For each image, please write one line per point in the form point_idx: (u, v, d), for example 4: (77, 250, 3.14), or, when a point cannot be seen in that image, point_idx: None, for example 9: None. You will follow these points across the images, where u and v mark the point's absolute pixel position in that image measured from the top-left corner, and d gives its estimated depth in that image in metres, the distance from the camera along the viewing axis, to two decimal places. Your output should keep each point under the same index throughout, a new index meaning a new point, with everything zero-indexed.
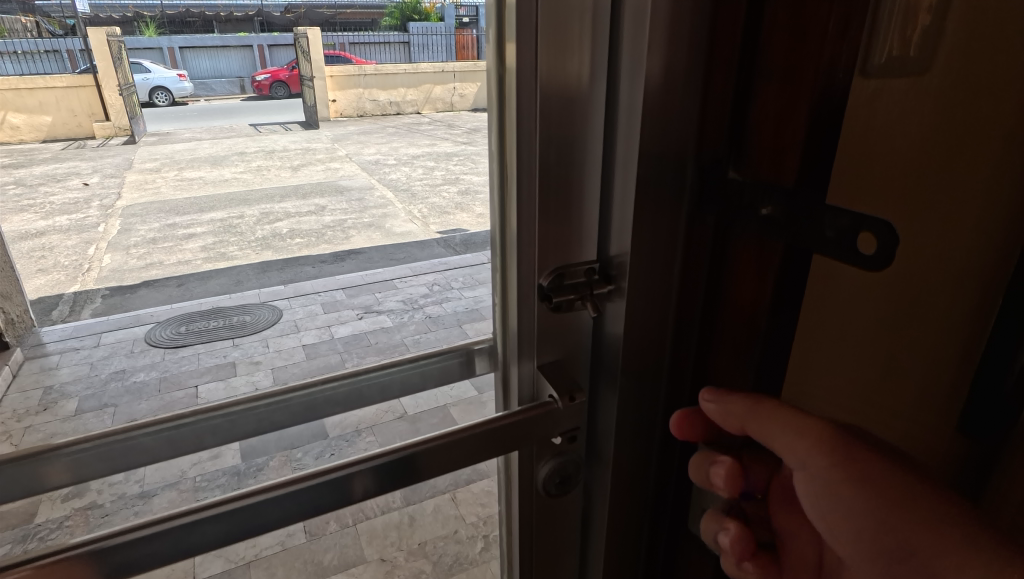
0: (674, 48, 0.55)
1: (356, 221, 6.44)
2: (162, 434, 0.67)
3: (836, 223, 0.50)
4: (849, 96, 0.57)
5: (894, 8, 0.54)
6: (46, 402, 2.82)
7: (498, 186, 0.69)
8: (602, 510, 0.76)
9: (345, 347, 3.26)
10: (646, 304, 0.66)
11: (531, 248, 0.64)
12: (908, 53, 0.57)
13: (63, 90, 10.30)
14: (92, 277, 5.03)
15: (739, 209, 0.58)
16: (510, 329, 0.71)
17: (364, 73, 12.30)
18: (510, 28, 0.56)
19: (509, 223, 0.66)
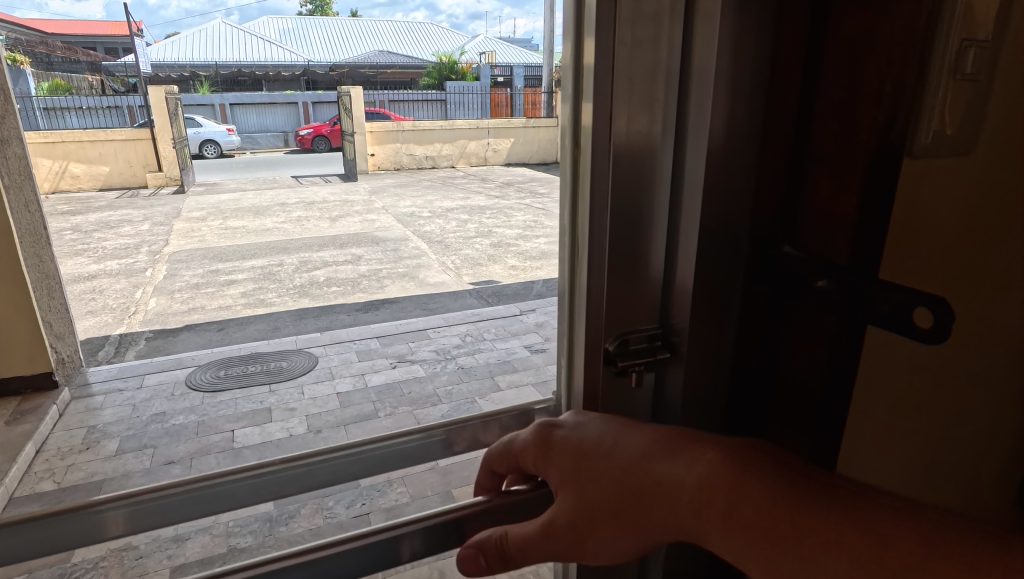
0: (736, 111, 0.60)
1: (391, 271, 6.60)
2: (245, 481, 0.71)
3: (889, 300, 0.54)
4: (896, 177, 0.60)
5: (941, 88, 0.57)
6: (89, 442, 2.90)
7: (565, 254, 0.72)
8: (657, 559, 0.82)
9: (379, 395, 3.29)
10: (700, 367, 0.70)
11: (597, 312, 0.67)
12: (947, 131, 0.59)
13: (122, 143, 10.97)
14: (137, 320, 5.22)
15: (796, 284, 0.62)
16: (573, 391, 0.74)
17: (403, 129, 12.83)
18: (587, 89, 0.60)
19: (577, 281, 0.69)
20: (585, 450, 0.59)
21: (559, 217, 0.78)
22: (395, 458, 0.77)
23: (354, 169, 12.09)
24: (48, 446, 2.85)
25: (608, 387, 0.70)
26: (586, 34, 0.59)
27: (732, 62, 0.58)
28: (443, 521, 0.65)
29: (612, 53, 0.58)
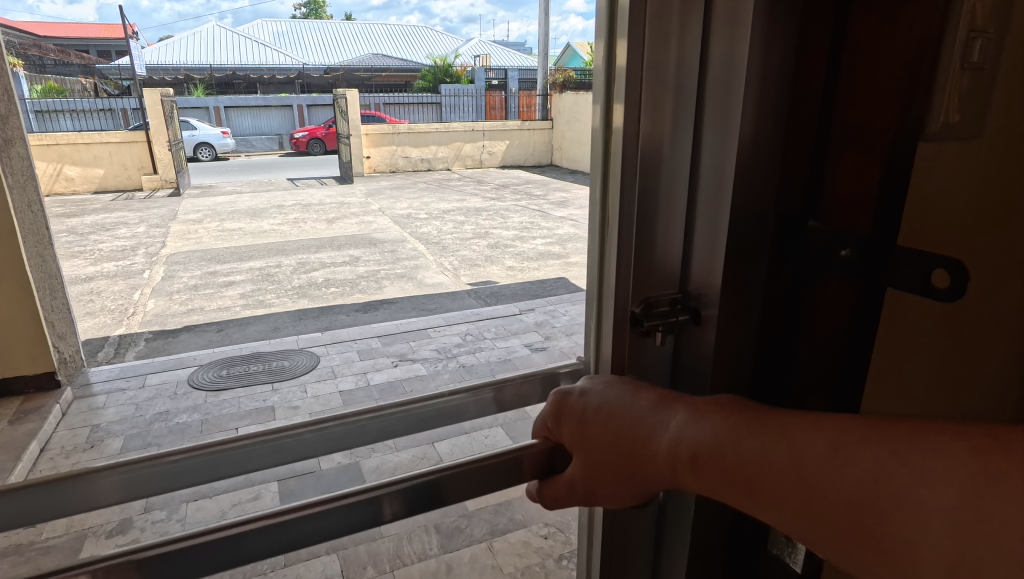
0: (763, 104, 0.67)
1: (389, 272, 6.61)
2: (308, 435, 0.77)
3: (912, 266, 0.63)
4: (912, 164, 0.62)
5: (948, 80, 0.59)
6: (92, 441, 2.90)
7: (597, 235, 0.81)
8: (678, 515, 0.84)
9: (382, 393, 3.31)
10: (729, 336, 0.75)
11: (627, 283, 0.75)
12: (957, 120, 0.58)
13: (116, 145, 10.94)
14: (136, 321, 5.22)
15: (821, 252, 0.70)
16: (602, 356, 0.81)
17: (399, 131, 12.85)
18: (619, 88, 0.71)
19: (608, 257, 0.77)
20: (588, 420, 0.61)
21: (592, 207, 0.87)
22: (441, 416, 0.83)
23: (350, 171, 12.10)
24: (51, 445, 2.85)
25: (633, 346, 0.77)
26: (618, 36, 0.69)
27: (762, 57, 0.65)
28: (422, 482, 0.62)
29: (642, 51, 0.68)
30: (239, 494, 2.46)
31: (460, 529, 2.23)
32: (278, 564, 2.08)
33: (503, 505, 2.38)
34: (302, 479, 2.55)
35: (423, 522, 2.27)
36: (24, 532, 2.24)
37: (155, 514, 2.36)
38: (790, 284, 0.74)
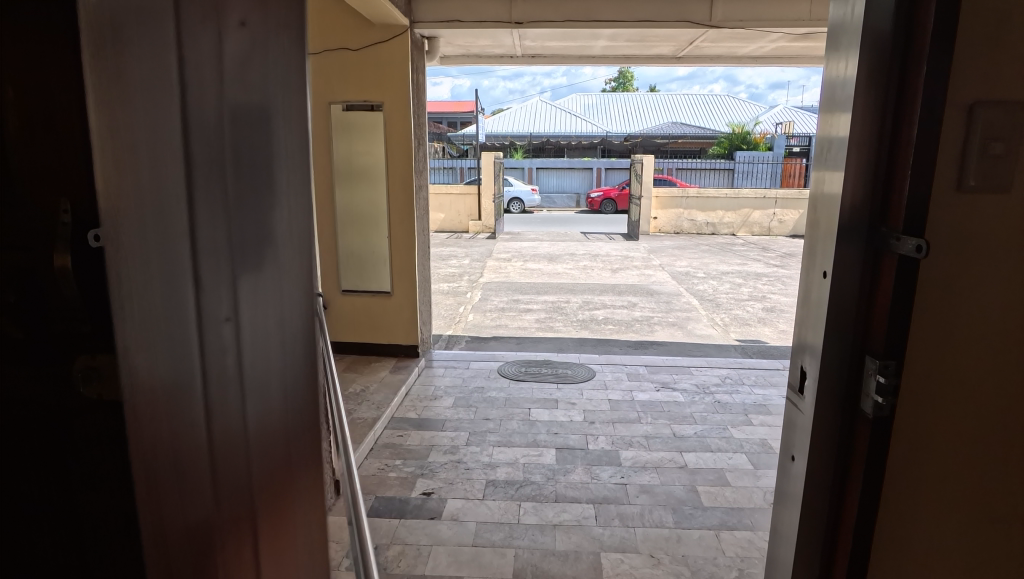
0: (865, 169, 0.96)
1: (661, 319, 7.22)
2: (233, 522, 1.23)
3: (907, 243, 0.90)
4: (948, 200, 0.91)
5: (971, 152, 0.90)
6: (434, 394, 4.10)
7: (808, 263, 1.15)
8: (841, 519, 1.07)
9: (643, 408, 3.87)
10: (837, 313, 1.03)
11: (817, 297, 1.09)
12: (989, 180, 0.91)
13: (457, 196, 13.95)
14: (461, 327, 6.80)
15: (883, 245, 0.95)
16: (803, 337, 1.14)
17: (688, 195, 13.63)
18: (827, 157, 1.06)
19: (813, 280, 1.11)
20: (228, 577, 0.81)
21: (807, 255, 1.15)
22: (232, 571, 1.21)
23: (637, 229, 13.16)
24: (412, 392, 4.13)
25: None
26: (834, 113, 1.04)
27: (862, 121, 0.96)
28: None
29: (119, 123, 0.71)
30: (530, 449, 3.27)
31: (694, 515, 2.68)
32: (550, 498, 2.82)
33: (735, 509, 2.73)
34: (573, 451, 3.27)
35: (662, 502, 2.78)
36: (396, 437, 3.46)
37: (473, 448, 3.31)
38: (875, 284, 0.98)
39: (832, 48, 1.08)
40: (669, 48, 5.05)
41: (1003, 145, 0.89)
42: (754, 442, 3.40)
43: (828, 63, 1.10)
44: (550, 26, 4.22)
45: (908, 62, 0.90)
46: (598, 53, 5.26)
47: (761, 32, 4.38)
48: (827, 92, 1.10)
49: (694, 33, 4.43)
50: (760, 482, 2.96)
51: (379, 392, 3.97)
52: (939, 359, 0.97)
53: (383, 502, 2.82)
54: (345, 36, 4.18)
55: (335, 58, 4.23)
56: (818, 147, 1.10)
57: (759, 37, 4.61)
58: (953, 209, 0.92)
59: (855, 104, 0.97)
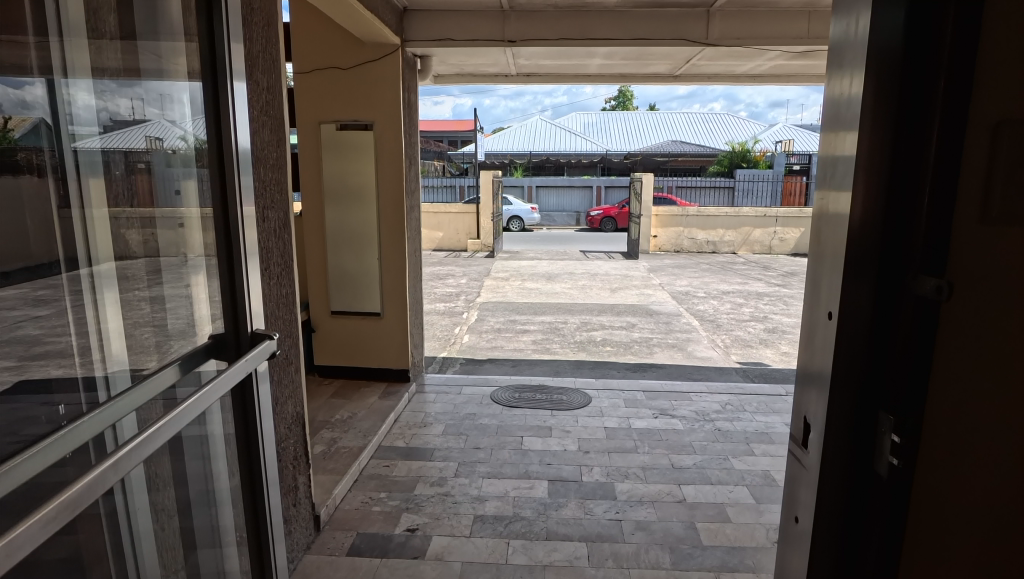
0: (872, 196, 0.87)
1: (661, 340, 7.10)
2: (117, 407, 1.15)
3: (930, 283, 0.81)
4: (971, 236, 0.79)
5: (1001, 180, 0.76)
6: (424, 421, 3.95)
7: (807, 303, 1.03)
8: None
9: (640, 436, 3.72)
10: (845, 359, 0.92)
11: (818, 340, 0.99)
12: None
13: (457, 215, 13.93)
14: (456, 348, 6.68)
15: (900, 285, 0.86)
16: (805, 384, 1.03)
17: (688, 214, 13.59)
18: (828, 187, 0.96)
19: (816, 320, 1.00)
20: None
21: (807, 291, 1.03)
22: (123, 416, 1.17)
23: (636, 248, 13.09)
24: (402, 419, 3.99)
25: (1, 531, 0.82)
26: (834, 136, 0.95)
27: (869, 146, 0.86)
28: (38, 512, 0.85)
29: None
30: (521, 481, 3.12)
31: (693, 554, 2.53)
32: (541, 535, 2.66)
33: (736, 549, 2.58)
34: (567, 483, 3.12)
35: (660, 541, 2.63)
36: (382, 467, 3.31)
37: (462, 480, 3.16)
38: (889, 331, 0.87)
39: (832, 64, 0.97)
40: (666, 67, 4.99)
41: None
42: (756, 473, 3.26)
43: (828, 82, 0.99)
44: (544, 44, 4.16)
45: (925, 78, 0.81)
46: (594, 71, 5.20)
47: (759, 50, 4.31)
48: (827, 111, 0.99)
49: (690, 51, 4.36)
50: (763, 518, 2.81)
51: (368, 418, 3.84)
52: (967, 423, 0.81)
53: (365, 539, 2.66)
54: (335, 56, 4.13)
55: (326, 77, 4.18)
56: (818, 175, 1.00)
57: (757, 55, 4.54)
58: (978, 244, 0.78)
59: (861, 127, 0.87)
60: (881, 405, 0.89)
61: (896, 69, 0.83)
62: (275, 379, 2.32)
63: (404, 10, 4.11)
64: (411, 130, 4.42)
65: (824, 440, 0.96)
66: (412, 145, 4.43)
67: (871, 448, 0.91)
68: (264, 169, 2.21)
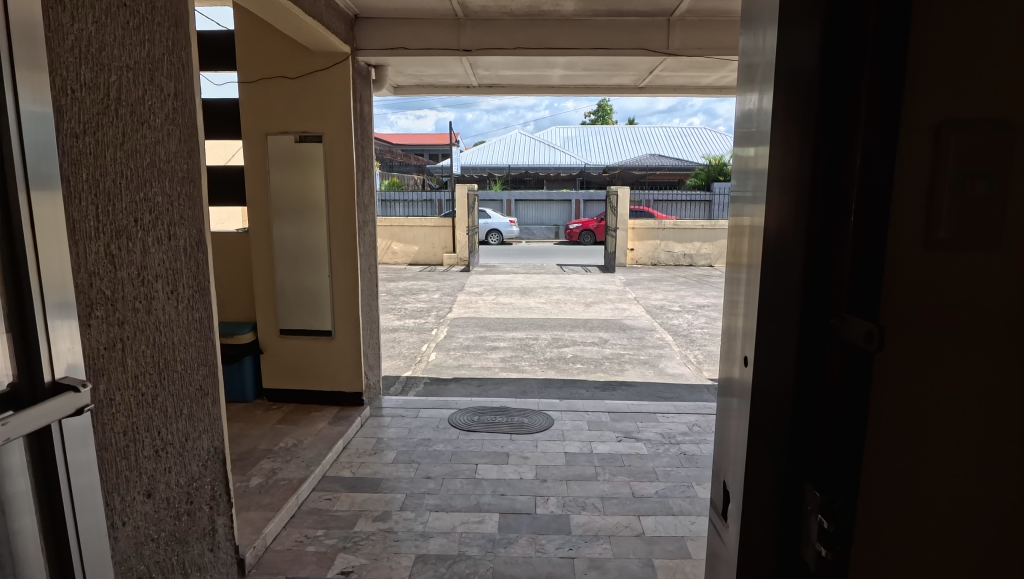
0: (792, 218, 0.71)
1: (633, 356, 6.96)
2: None
3: (856, 328, 0.65)
4: (908, 263, 0.64)
5: (944, 194, 0.61)
6: (375, 448, 3.73)
7: (727, 342, 0.89)
8: None
9: (601, 462, 3.54)
10: (765, 413, 0.77)
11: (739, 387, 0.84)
12: (977, 229, 0.60)
13: (431, 228, 13.76)
14: (422, 367, 6.45)
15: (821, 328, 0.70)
16: (727, 439, 0.88)
17: (664, 227, 13.56)
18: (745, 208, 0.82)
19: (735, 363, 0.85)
20: None
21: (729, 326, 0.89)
22: None
23: (612, 261, 13.01)
24: (352, 446, 3.75)
25: None
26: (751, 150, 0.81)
27: (784, 158, 0.73)
28: None
29: None
30: (470, 515, 2.92)
31: None
32: (487, 577, 2.46)
33: None
34: (519, 517, 2.92)
35: None
36: (323, 501, 3.07)
37: (408, 514, 2.95)
38: (816, 380, 0.71)
39: (744, 76, 0.85)
40: (630, 78, 4.88)
41: (988, 184, 0.59)
42: None
43: (741, 94, 0.87)
44: (501, 53, 4.02)
45: (848, 70, 0.66)
46: (557, 83, 5.08)
47: (723, 61, 4.22)
48: (741, 123, 0.87)
49: (652, 62, 4.26)
50: None
51: (314, 446, 3.61)
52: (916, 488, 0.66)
53: None
54: (282, 64, 3.94)
55: (272, 87, 3.99)
56: (735, 191, 0.86)
57: (720, 66, 4.46)
58: (921, 277, 0.63)
59: (775, 138, 0.74)
60: (808, 471, 0.72)
61: (809, 71, 0.69)
62: (192, 417, 2.10)
63: (355, 18, 3.95)
64: (365, 143, 4.24)
65: (744, 509, 0.80)
66: (366, 157, 4.24)
67: (797, 530, 0.74)
68: (170, 183, 2.00)
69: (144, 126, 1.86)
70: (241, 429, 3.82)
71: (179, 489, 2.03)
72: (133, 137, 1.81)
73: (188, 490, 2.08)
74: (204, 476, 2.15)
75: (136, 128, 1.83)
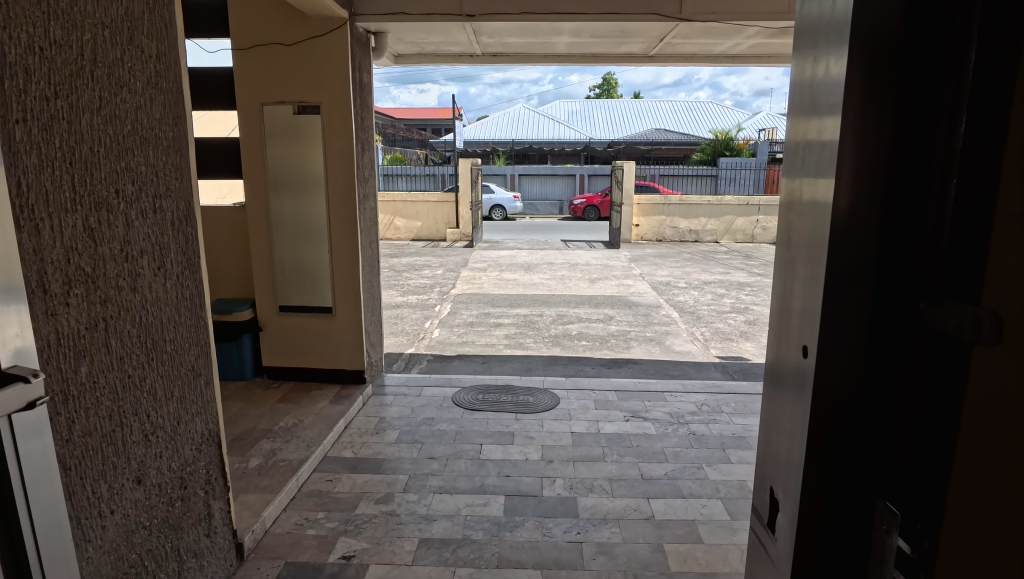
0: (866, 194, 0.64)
1: (639, 334, 6.86)
2: None
3: (948, 319, 0.56)
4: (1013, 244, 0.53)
5: None
6: (377, 428, 3.65)
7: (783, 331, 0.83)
8: None
9: (608, 443, 3.46)
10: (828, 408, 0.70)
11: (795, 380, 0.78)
12: None
13: (434, 203, 13.58)
14: (424, 344, 6.37)
15: (900, 319, 0.62)
16: (783, 436, 0.82)
17: (669, 202, 13.36)
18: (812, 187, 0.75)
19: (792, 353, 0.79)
20: None
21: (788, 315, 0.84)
22: None
23: (617, 237, 12.84)
24: (353, 425, 3.68)
25: None
26: (819, 123, 0.74)
27: (854, 149, 0.65)
28: None
29: None
30: (474, 498, 2.84)
31: None
32: (491, 563, 2.39)
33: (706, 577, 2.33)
34: (525, 499, 2.85)
35: (623, 568, 2.37)
36: (323, 482, 2.99)
37: (410, 496, 2.88)
38: (893, 380, 0.63)
39: (811, 42, 0.78)
40: (639, 46, 4.68)
41: None
42: (731, 485, 3.01)
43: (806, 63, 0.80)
44: (505, 19, 3.84)
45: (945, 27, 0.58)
46: (564, 51, 4.89)
47: (738, 26, 4.02)
48: (805, 91, 0.79)
49: (664, 28, 4.07)
50: (737, 538, 2.57)
51: (315, 426, 3.53)
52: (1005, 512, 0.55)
53: (292, 569, 2.36)
54: (277, 30, 3.77)
55: (268, 54, 3.82)
56: (800, 170, 0.79)
57: (735, 32, 4.25)
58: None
59: (846, 106, 0.66)
60: (880, 475, 0.66)
61: (892, 30, 0.61)
62: (185, 399, 2.02)
63: None
64: (365, 113, 4.08)
65: (799, 512, 0.75)
66: (366, 129, 4.09)
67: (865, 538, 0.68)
68: (155, 153, 1.87)
69: (124, 90, 1.73)
70: (240, 408, 3.74)
71: (172, 474, 1.94)
72: (112, 102, 1.68)
73: (181, 475, 2.00)
74: (198, 459, 2.07)
75: (116, 92, 1.70)
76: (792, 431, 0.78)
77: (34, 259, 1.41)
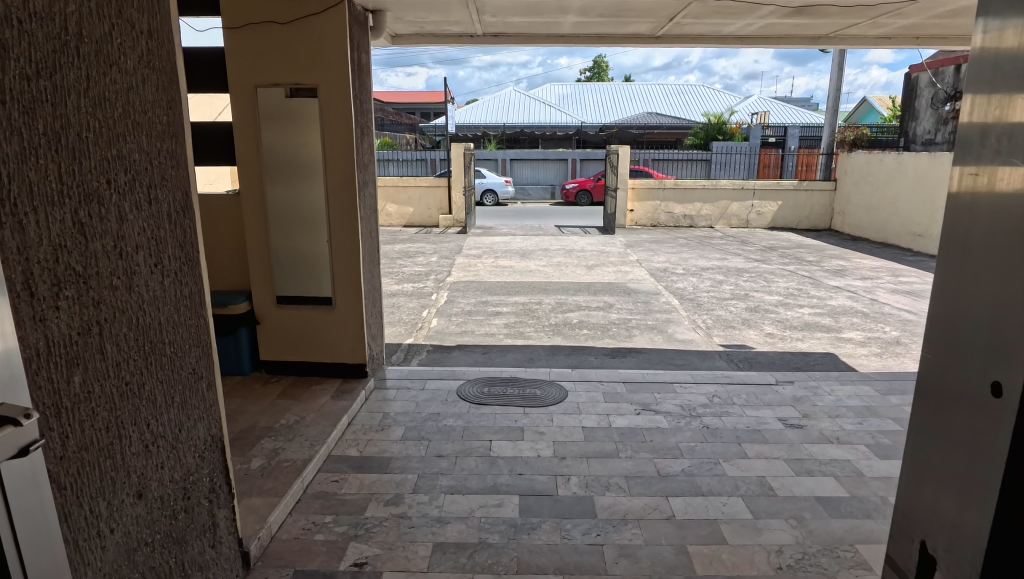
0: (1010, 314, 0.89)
1: (640, 322, 6.75)
2: None
3: None
4: None
5: None
6: (382, 424, 3.53)
7: (934, 388, 1.06)
8: None
9: (621, 438, 3.37)
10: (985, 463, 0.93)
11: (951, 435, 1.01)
12: None
13: (427, 189, 13.35)
14: (423, 334, 6.23)
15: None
16: (937, 474, 1.05)
17: (664, 187, 13.24)
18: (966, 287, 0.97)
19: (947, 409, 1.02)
20: None
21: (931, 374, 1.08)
22: None
23: (613, 223, 12.71)
24: (356, 422, 3.55)
25: None
26: (975, 233, 0.95)
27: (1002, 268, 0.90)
28: None
29: None
30: (487, 498, 2.74)
31: None
32: (510, 569, 2.29)
33: None
34: (540, 499, 2.75)
35: (648, 572, 2.28)
36: (329, 483, 2.88)
37: (421, 497, 2.77)
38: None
39: (967, 154, 0.98)
40: (646, 26, 4.52)
41: None
42: (751, 481, 2.92)
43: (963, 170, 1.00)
44: None
45: None
46: (568, 31, 4.72)
47: (752, 5, 3.87)
48: (960, 193, 1.00)
49: (674, 7, 3.91)
50: (762, 538, 2.49)
51: (317, 423, 3.40)
52: None
53: None
54: (270, 8, 3.57)
55: (261, 34, 3.63)
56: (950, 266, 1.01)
57: (748, 12, 4.11)
58: None
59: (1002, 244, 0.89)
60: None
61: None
62: (187, 406, 1.88)
63: None
64: (364, 96, 3.90)
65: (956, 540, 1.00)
66: (365, 113, 3.91)
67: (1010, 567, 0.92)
68: (148, 138, 1.71)
69: (113, 69, 1.57)
70: (238, 405, 3.60)
71: (174, 485, 1.81)
72: (100, 82, 1.52)
73: (184, 486, 1.86)
74: (201, 468, 1.94)
75: (104, 71, 1.54)
76: (948, 472, 1.02)
77: (18, 259, 1.26)
